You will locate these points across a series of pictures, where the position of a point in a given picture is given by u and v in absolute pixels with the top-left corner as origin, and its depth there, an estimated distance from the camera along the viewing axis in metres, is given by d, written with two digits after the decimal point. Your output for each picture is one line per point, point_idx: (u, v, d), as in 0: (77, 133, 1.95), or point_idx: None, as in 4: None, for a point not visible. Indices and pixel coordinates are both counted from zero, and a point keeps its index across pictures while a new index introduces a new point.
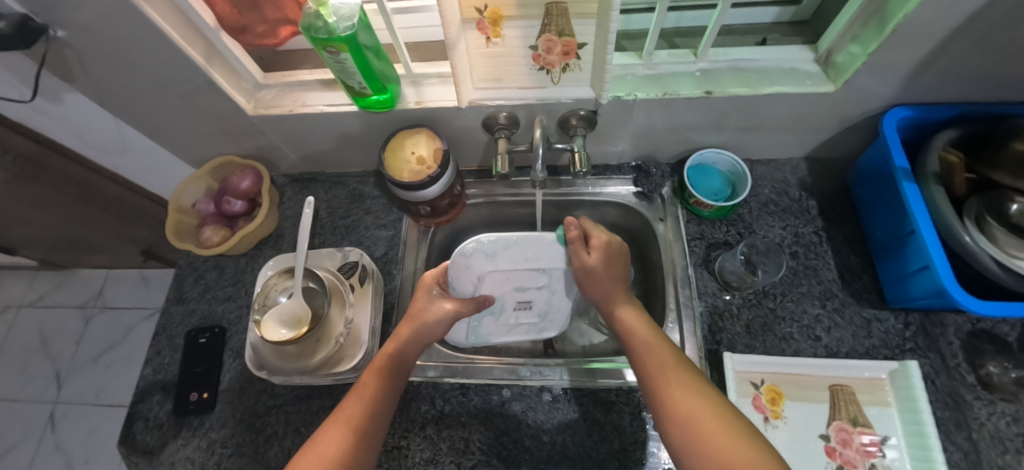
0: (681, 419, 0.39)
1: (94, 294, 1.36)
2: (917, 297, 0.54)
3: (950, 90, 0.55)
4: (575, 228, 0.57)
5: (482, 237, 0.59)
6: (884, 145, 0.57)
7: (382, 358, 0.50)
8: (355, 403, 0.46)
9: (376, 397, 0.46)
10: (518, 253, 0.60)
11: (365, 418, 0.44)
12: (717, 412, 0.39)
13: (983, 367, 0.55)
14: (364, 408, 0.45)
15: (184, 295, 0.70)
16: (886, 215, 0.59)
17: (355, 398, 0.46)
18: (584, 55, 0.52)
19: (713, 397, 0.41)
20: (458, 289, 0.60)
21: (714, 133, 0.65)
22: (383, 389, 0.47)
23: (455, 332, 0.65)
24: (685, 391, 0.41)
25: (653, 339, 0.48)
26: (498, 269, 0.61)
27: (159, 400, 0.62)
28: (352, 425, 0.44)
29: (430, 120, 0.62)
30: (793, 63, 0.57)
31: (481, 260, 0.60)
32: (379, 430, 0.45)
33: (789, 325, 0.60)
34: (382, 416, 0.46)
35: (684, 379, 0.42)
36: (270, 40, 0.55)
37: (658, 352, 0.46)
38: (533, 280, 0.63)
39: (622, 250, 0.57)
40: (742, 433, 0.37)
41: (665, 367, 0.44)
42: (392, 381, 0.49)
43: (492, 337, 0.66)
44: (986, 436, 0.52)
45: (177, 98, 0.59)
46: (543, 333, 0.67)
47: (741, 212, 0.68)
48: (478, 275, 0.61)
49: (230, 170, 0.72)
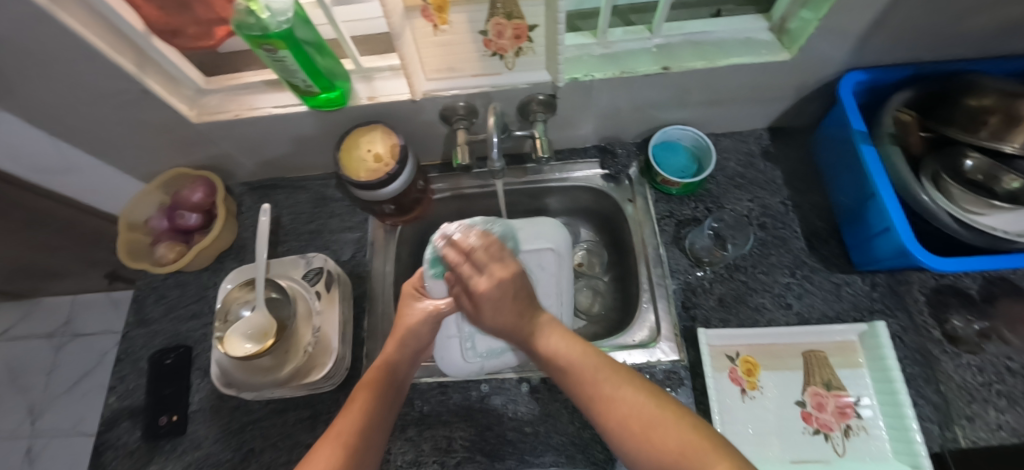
0: (624, 431, 0.37)
1: (61, 323, 1.30)
2: (882, 258, 0.55)
3: (903, 51, 0.55)
4: (455, 283, 0.49)
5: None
6: (841, 111, 0.58)
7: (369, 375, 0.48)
8: (344, 418, 0.43)
9: (370, 410, 0.44)
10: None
11: (359, 433, 0.42)
12: (656, 408, 0.37)
13: (949, 321, 0.57)
14: (356, 424, 0.43)
15: (145, 317, 0.67)
16: (848, 179, 0.59)
17: (345, 416, 0.43)
18: (536, 38, 0.50)
19: (650, 392, 0.39)
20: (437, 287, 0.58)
21: (677, 109, 0.64)
22: (374, 401, 0.45)
23: (448, 358, 0.59)
24: (619, 394, 0.39)
25: (574, 347, 0.43)
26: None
27: (128, 427, 0.60)
28: (345, 444, 0.41)
29: (385, 116, 0.60)
30: (748, 33, 0.57)
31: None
32: (368, 446, 0.43)
33: (761, 295, 0.60)
34: (373, 428, 0.44)
35: (618, 379, 0.40)
36: (206, 42, 0.51)
37: (583, 359, 0.42)
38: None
39: (508, 287, 0.45)
40: (685, 426, 0.35)
41: (593, 375, 0.41)
42: (385, 391, 0.47)
43: (491, 357, 0.59)
44: (954, 387, 0.53)
45: (114, 110, 0.56)
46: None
47: (708, 187, 0.67)
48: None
49: (181, 183, 0.69)
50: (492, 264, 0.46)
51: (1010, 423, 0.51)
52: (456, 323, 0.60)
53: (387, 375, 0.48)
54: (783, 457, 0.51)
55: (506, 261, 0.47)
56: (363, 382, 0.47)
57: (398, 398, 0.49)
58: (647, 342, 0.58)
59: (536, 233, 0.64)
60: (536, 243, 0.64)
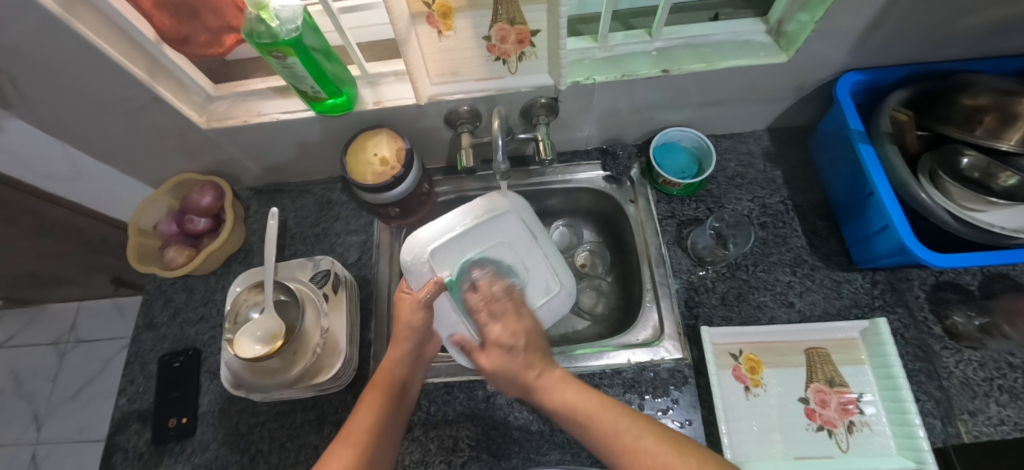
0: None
1: (66, 329, 1.31)
2: (881, 255, 0.55)
3: (899, 52, 0.57)
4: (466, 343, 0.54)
5: (420, 234, 0.60)
6: (839, 111, 0.59)
7: (379, 376, 0.49)
8: (358, 419, 0.45)
9: (382, 411, 0.46)
10: (454, 222, 0.61)
11: (368, 433, 0.44)
12: (680, 457, 0.36)
13: (950, 318, 0.57)
14: (368, 426, 0.45)
15: (154, 320, 0.68)
16: (847, 178, 0.60)
17: (356, 418, 0.45)
18: (539, 42, 0.51)
19: (671, 441, 0.37)
20: (417, 278, 0.59)
21: (677, 111, 0.65)
22: (384, 403, 0.47)
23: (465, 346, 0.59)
24: (642, 445, 0.37)
25: (589, 403, 0.43)
26: (444, 245, 0.60)
27: (138, 430, 0.61)
28: (358, 446, 0.43)
29: (390, 120, 0.61)
30: (746, 35, 0.58)
31: (422, 249, 0.59)
32: (381, 444, 0.45)
33: (763, 294, 0.61)
34: (384, 428, 0.46)
35: (639, 430, 0.39)
36: (215, 49, 0.53)
37: (599, 413, 0.41)
38: (484, 242, 0.61)
39: (520, 337, 0.49)
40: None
41: (614, 428, 0.39)
42: (393, 391, 0.48)
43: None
44: (955, 383, 0.54)
45: (125, 117, 0.57)
46: (552, 291, 0.62)
47: (709, 187, 0.68)
48: (431, 261, 0.59)
49: (189, 188, 0.70)
50: (507, 318, 0.52)
51: (1011, 417, 0.51)
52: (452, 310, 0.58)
53: (396, 375, 0.50)
54: (787, 454, 0.51)
55: (520, 315, 0.52)
56: (375, 382, 0.49)
57: (406, 398, 0.51)
58: (651, 341, 0.59)
59: (493, 206, 0.62)
60: (495, 213, 0.62)
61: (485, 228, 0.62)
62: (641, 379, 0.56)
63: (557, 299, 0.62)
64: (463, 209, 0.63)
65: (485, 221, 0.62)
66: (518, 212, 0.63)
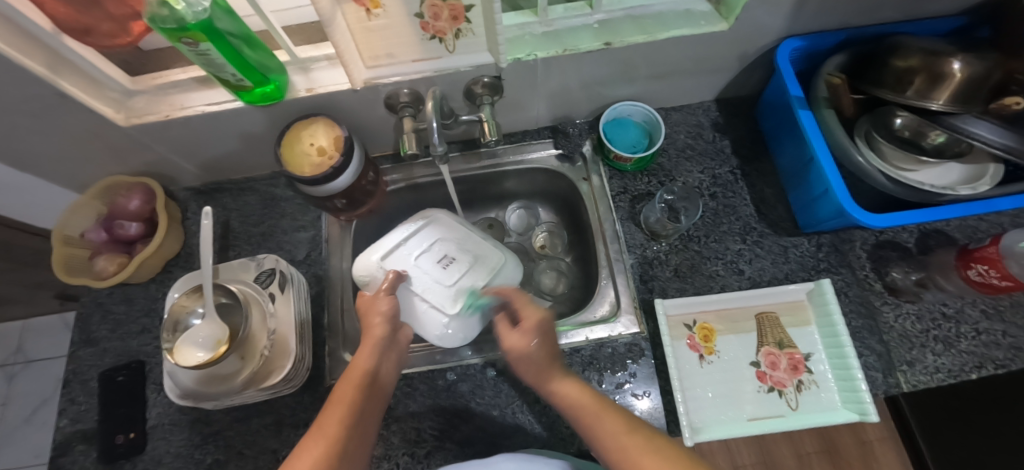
0: None
1: (11, 351, 1.23)
2: (823, 218, 0.57)
3: (834, 17, 0.57)
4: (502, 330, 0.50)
5: (367, 248, 0.59)
6: (779, 78, 0.59)
7: (354, 365, 0.44)
8: (335, 408, 0.40)
9: (355, 404, 0.40)
10: (397, 233, 0.60)
11: (341, 423, 0.38)
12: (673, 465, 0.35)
13: (889, 274, 0.60)
14: (340, 417, 0.39)
15: (92, 335, 0.64)
16: (790, 144, 0.61)
17: (327, 411, 0.39)
18: (474, 18, 0.49)
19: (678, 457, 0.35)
20: (371, 285, 0.57)
21: (624, 85, 0.65)
22: (361, 391, 0.42)
23: (434, 332, 0.55)
24: (643, 454, 0.36)
25: (593, 404, 0.42)
26: (392, 251, 0.58)
27: (83, 451, 0.57)
28: (332, 440, 0.37)
29: (327, 108, 0.58)
30: (686, 4, 0.57)
31: (370, 259, 0.57)
32: (359, 440, 0.39)
33: (714, 263, 0.61)
34: (359, 420, 0.40)
35: (644, 443, 0.37)
36: (123, 38, 0.48)
37: (604, 417, 0.41)
38: (430, 240, 0.60)
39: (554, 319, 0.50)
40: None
41: (616, 434, 0.39)
42: (367, 382, 0.43)
43: (469, 302, 0.56)
44: (895, 336, 0.56)
45: (29, 119, 0.52)
46: (499, 267, 0.59)
47: (660, 161, 0.68)
48: (382, 265, 0.57)
49: (118, 191, 0.65)
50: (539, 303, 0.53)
51: (945, 364, 0.54)
52: (415, 297, 0.56)
53: (371, 362, 0.45)
54: (742, 415, 0.53)
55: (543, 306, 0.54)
56: (347, 373, 0.43)
57: (384, 394, 0.45)
58: (609, 318, 0.59)
59: (427, 219, 0.62)
60: (431, 221, 0.62)
61: (426, 231, 0.61)
62: (599, 355, 0.57)
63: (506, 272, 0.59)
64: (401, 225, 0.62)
65: (425, 225, 0.61)
66: (456, 216, 0.64)
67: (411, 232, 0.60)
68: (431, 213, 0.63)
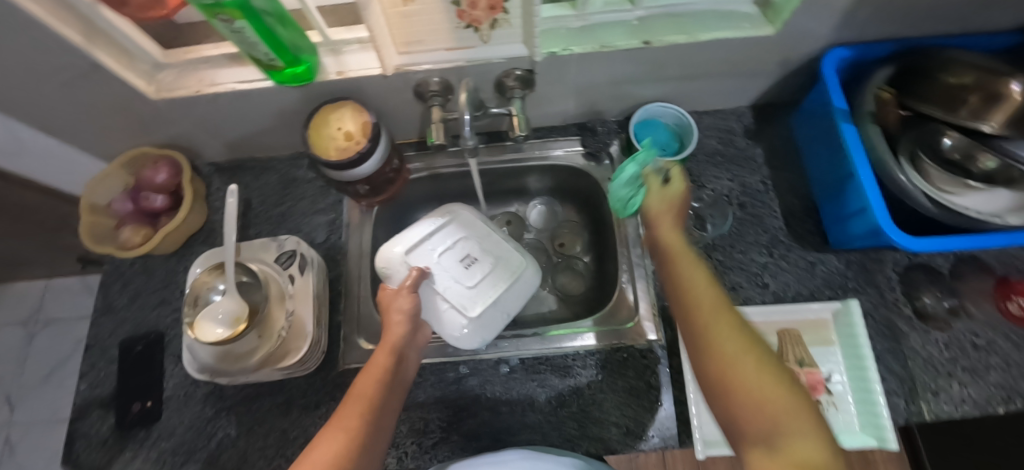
0: (705, 349, 0.31)
1: (34, 309, 1.27)
2: (855, 237, 0.55)
3: (886, 26, 0.54)
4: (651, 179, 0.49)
5: (391, 240, 0.58)
6: (822, 89, 0.56)
7: (380, 359, 0.44)
8: (355, 403, 0.38)
9: (375, 400, 0.39)
10: (422, 227, 0.59)
11: (363, 418, 0.37)
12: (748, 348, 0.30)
13: (920, 299, 0.58)
14: (361, 412, 0.38)
15: (112, 303, 0.65)
16: (824, 157, 0.58)
17: (346, 405, 0.38)
18: (511, 9, 0.48)
19: (770, 367, 0.29)
20: (394, 278, 0.57)
21: (658, 85, 0.63)
22: (382, 388, 0.41)
23: (451, 332, 0.54)
24: (730, 342, 0.30)
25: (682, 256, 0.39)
26: (416, 245, 0.58)
27: (100, 416, 0.59)
28: (351, 433, 0.36)
29: (355, 92, 0.58)
30: (730, 5, 0.54)
31: (394, 252, 0.57)
32: (376, 439, 0.38)
33: (737, 274, 0.60)
34: (379, 418, 0.39)
35: (728, 318, 0.32)
36: (158, 11, 0.47)
37: (699, 287, 0.35)
38: (453, 237, 0.60)
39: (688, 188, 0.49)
40: (798, 409, 0.27)
41: (711, 314, 0.32)
42: (387, 379, 0.42)
43: (489, 306, 0.55)
44: (920, 362, 0.55)
45: (61, 87, 0.52)
46: (520, 272, 0.58)
47: (688, 166, 0.66)
48: (405, 259, 0.56)
49: (145, 162, 0.66)
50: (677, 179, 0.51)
51: (971, 396, 0.53)
52: (435, 296, 0.55)
53: (391, 358, 0.44)
54: None
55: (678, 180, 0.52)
56: (367, 368, 0.43)
57: (401, 395, 0.45)
58: (626, 324, 0.59)
59: (449, 216, 0.61)
60: (455, 218, 0.62)
61: (449, 227, 0.61)
62: (612, 359, 0.57)
63: (526, 276, 0.59)
64: (422, 219, 0.62)
65: (447, 222, 0.61)
66: (477, 214, 0.64)
67: (434, 227, 0.60)
68: (451, 208, 0.63)
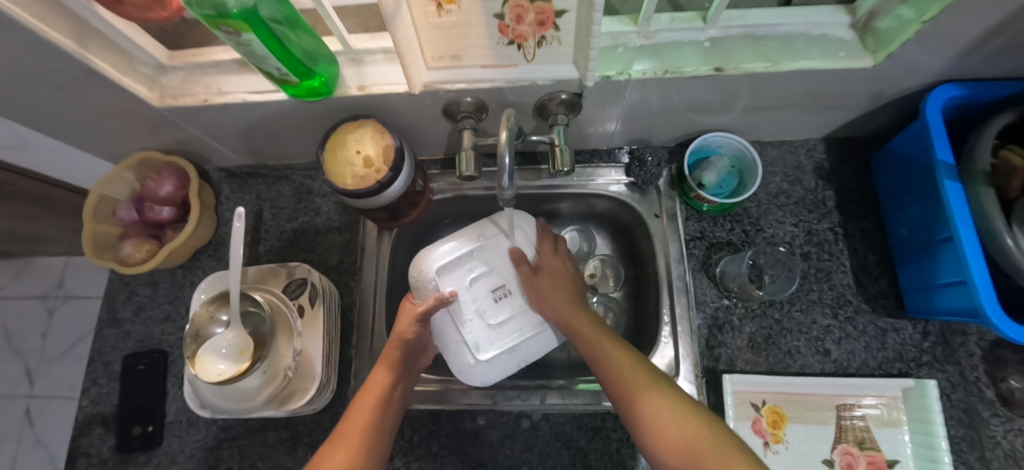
0: (643, 417, 0.40)
1: None
2: (941, 311, 0.47)
3: (1013, 64, 0.45)
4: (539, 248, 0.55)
5: (429, 247, 0.53)
6: (921, 135, 0.48)
7: (381, 373, 0.45)
8: (360, 415, 0.42)
9: (375, 414, 0.43)
10: (463, 241, 0.54)
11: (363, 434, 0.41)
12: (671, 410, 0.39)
13: (1004, 381, 0.50)
14: (363, 425, 0.42)
15: (117, 315, 0.62)
16: (914, 212, 0.50)
17: (351, 419, 0.42)
18: (564, 25, 0.40)
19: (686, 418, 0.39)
20: (419, 291, 0.52)
21: (720, 114, 0.55)
22: (378, 407, 0.43)
23: (458, 365, 0.51)
24: (661, 409, 0.40)
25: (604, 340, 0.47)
26: (452, 262, 0.53)
27: (101, 434, 0.56)
28: (354, 450, 0.40)
29: (377, 109, 0.51)
30: (823, 28, 0.46)
31: (427, 262, 0.52)
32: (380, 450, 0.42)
33: (794, 337, 0.53)
34: (379, 433, 0.42)
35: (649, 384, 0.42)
36: (157, 12, 0.41)
37: (623, 360, 0.44)
38: (493, 261, 0.54)
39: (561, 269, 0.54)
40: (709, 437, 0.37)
41: (638, 387, 0.42)
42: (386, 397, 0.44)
43: (505, 351, 0.51)
44: (999, 455, 0.48)
45: (54, 92, 0.47)
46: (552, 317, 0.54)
47: (747, 205, 0.59)
48: (437, 275, 0.52)
49: (152, 169, 0.61)
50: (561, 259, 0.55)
51: None
52: (455, 325, 0.51)
53: (390, 376, 0.46)
54: None
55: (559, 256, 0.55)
56: (367, 384, 0.45)
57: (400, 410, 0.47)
58: None
59: (490, 227, 0.55)
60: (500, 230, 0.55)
61: (491, 246, 0.55)
62: None
63: None
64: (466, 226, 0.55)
65: (491, 240, 0.55)
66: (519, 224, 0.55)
67: (476, 244, 0.54)
68: (496, 216, 0.55)
